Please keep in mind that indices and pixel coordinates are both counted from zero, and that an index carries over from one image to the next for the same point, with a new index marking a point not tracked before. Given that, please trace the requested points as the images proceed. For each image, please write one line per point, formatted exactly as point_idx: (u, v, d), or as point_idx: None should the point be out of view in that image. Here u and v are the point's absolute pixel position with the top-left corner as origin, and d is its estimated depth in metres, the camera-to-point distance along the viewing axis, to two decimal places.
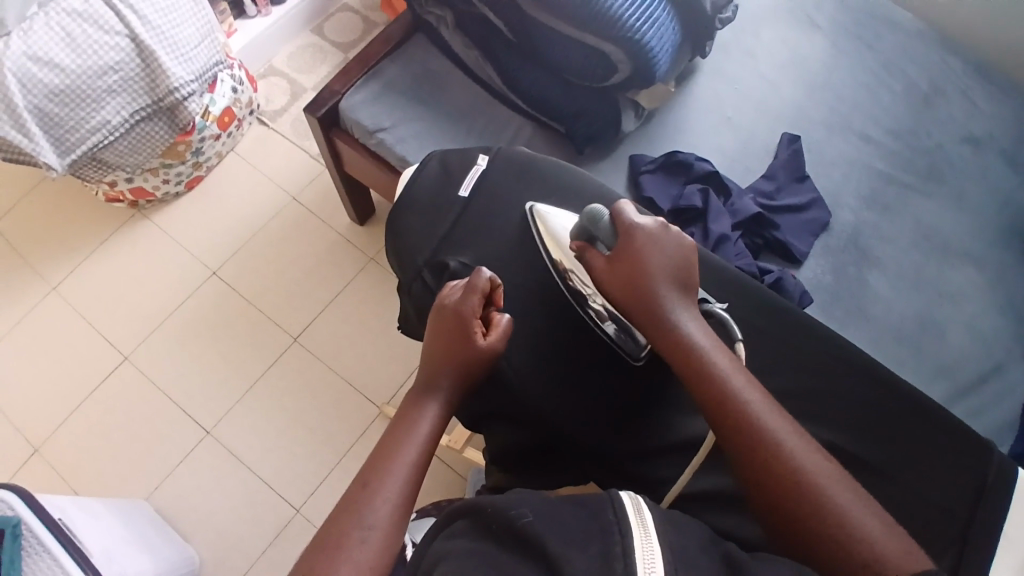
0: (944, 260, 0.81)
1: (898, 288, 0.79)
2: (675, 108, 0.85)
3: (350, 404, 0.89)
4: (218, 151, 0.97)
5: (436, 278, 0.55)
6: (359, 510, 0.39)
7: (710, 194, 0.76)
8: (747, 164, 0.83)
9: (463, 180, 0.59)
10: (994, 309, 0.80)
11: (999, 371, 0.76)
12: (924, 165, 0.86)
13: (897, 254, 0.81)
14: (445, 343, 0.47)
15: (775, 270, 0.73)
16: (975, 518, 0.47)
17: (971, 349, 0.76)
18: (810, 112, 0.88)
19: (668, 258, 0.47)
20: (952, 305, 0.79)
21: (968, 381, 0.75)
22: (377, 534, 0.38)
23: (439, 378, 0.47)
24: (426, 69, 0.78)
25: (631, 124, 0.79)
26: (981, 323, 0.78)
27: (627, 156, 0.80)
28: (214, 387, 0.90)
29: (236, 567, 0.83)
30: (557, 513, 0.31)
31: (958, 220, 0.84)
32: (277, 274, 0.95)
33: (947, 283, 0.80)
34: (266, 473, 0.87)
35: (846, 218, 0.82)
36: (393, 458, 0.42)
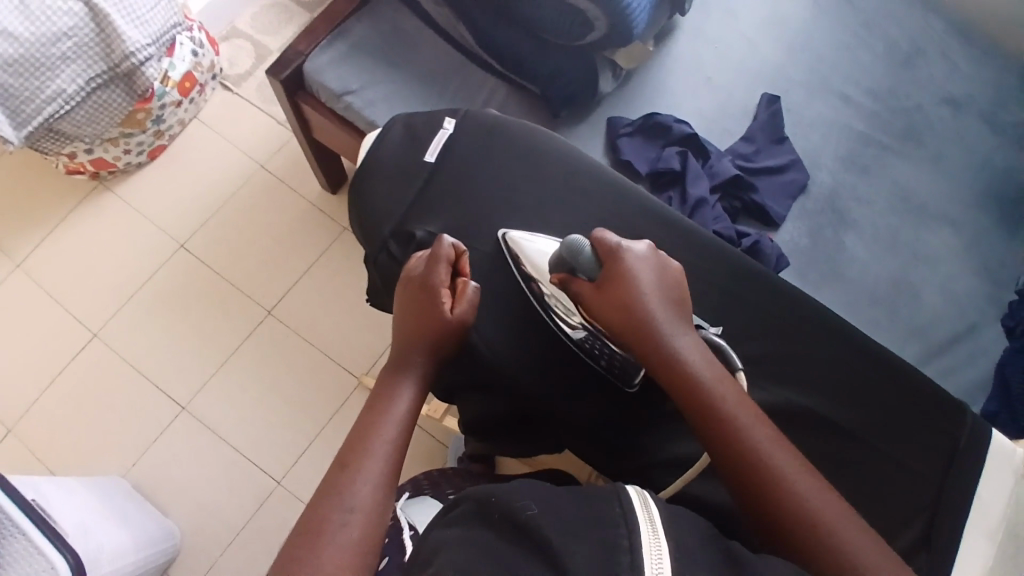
0: (922, 221, 0.81)
1: (873, 249, 0.79)
2: (655, 67, 0.82)
3: (329, 375, 0.89)
4: (180, 118, 0.94)
5: (402, 247, 0.54)
6: (342, 495, 0.38)
7: (688, 157, 0.75)
8: (725, 126, 0.82)
9: (429, 144, 0.57)
10: (969, 271, 0.80)
11: (974, 331, 0.77)
12: (903, 127, 0.86)
13: (874, 216, 0.81)
14: (415, 314, 0.48)
15: (752, 234, 0.73)
16: (949, 478, 0.48)
17: (946, 310, 0.77)
18: (789, 73, 0.86)
19: (662, 280, 0.46)
20: (929, 267, 0.79)
21: (942, 341, 0.76)
22: (359, 517, 0.37)
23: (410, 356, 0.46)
24: (395, 27, 0.75)
25: (607, 85, 0.76)
26: (957, 285, 0.79)
27: (605, 119, 0.78)
28: (189, 361, 0.89)
29: (221, 539, 0.83)
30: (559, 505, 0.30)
31: (936, 182, 0.83)
32: (249, 245, 0.93)
33: (924, 245, 0.80)
34: (246, 446, 0.86)
35: (824, 180, 0.82)
36: (377, 444, 0.41)
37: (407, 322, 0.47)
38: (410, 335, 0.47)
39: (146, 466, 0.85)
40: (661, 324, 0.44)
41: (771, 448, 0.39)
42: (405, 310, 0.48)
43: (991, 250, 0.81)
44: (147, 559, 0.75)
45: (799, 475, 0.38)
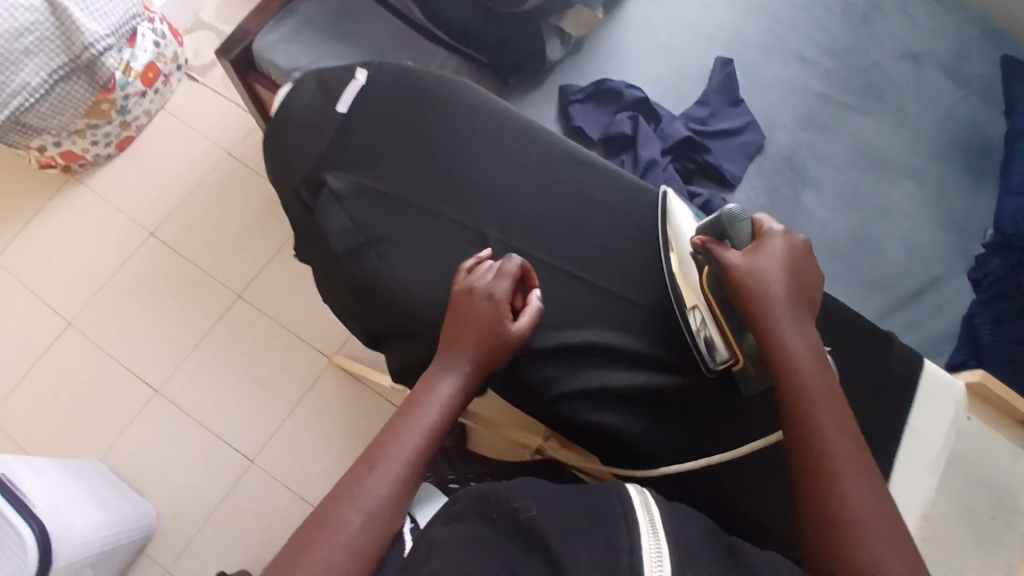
0: (884, 177, 0.81)
1: (832, 205, 0.79)
2: (604, 35, 0.82)
3: (299, 355, 0.90)
4: (146, 109, 0.95)
5: (314, 198, 0.50)
6: (361, 493, 0.38)
7: (640, 120, 0.75)
8: (679, 90, 0.82)
9: (339, 95, 0.52)
10: (932, 225, 0.79)
11: (936, 285, 0.77)
12: (863, 84, 0.85)
13: (833, 174, 0.80)
14: (461, 316, 0.44)
15: (704, 194, 0.75)
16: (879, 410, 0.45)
17: (908, 264, 0.77)
18: (745, 34, 0.85)
19: (800, 274, 0.42)
20: (889, 222, 0.79)
21: (905, 295, 0.76)
22: (375, 520, 0.37)
23: (460, 356, 0.43)
24: (344, 3, 0.76)
25: (556, 52, 0.76)
26: (920, 239, 0.78)
27: (556, 87, 0.78)
28: (162, 346, 0.90)
29: (198, 517, 0.84)
30: (560, 507, 0.32)
31: (898, 138, 0.82)
32: (217, 230, 0.94)
33: (885, 200, 0.80)
34: (219, 427, 0.87)
35: (781, 139, 0.82)
36: (401, 444, 0.40)
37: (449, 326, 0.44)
38: (451, 336, 0.43)
39: (124, 450, 0.87)
40: (779, 313, 0.40)
41: (837, 456, 0.37)
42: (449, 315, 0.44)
43: (955, 202, 0.80)
44: (120, 534, 0.76)
45: (858, 491, 0.36)
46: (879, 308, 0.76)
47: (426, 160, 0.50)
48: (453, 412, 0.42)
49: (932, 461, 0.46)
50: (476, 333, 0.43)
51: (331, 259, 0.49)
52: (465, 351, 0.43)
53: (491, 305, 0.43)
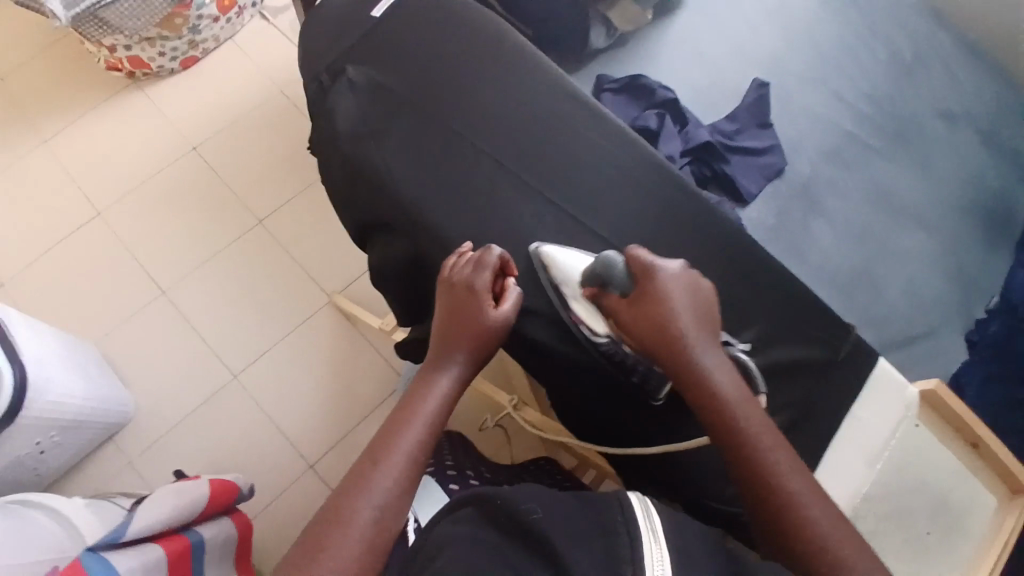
0: (895, 221, 0.81)
1: (840, 239, 0.80)
2: (647, 39, 0.87)
3: (299, 286, 0.92)
4: (215, 35, 1.02)
5: (329, 84, 0.50)
6: (366, 488, 0.37)
7: (666, 118, 0.77)
8: (711, 101, 0.85)
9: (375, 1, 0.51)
10: (935, 277, 0.80)
11: (932, 335, 0.77)
12: (894, 132, 0.85)
13: (847, 209, 0.81)
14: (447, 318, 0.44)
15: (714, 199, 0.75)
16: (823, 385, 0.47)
17: (906, 309, 0.78)
18: (787, 65, 0.88)
19: (696, 305, 0.42)
20: (895, 265, 0.79)
21: (898, 337, 0.77)
22: (384, 515, 0.37)
23: (452, 351, 0.43)
24: None
25: (599, 41, 0.83)
26: (923, 289, 0.79)
27: (593, 75, 0.84)
28: (176, 251, 0.94)
29: (174, 416, 0.87)
30: (565, 513, 0.34)
31: (920, 189, 0.83)
32: (252, 155, 0.98)
33: (895, 244, 0.80)
34: (209, 337, 0.90)
35: (802, 167, 0.83)
36: (403, 439, 0.39)
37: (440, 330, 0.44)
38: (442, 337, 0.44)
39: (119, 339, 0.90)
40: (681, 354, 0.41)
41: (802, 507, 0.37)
42: (441, 311, 0.44)
43: (963, 259, 0.80)
44: (93, 410, 0.80)
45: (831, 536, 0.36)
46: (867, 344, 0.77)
47: (440, 67, 0.50)
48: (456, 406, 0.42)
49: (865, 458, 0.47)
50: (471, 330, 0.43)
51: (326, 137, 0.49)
52: (461, 346, 0.43)
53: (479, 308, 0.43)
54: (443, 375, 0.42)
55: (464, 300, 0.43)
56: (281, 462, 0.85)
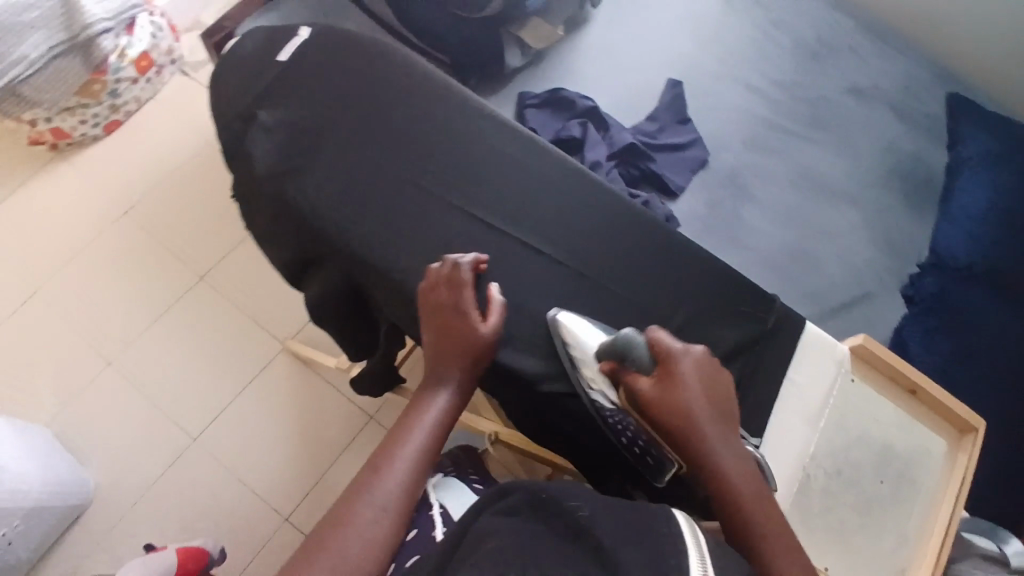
0: (819, 198, 0.85)
1: (770, 220, 0.83)
2: (562, 53, 0.90)
3: (253, 338, 0.91)
4: (136, 96, 1.01)
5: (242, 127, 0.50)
6: (368, 490, 0.39)
7: (589, 127, 0.80)
8: (632, 105, 0.88)
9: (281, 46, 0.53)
10: (866, 244, 0.83)
11: (869, 298, 0.81)
12: (808, 114, 0.90)
13: (773, 192, 0.85)
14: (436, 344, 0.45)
15: (643, 196, 0.78)
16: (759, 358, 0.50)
17: (840, 278, 0.81)
18: (699, 63, 0.91)
19: (711, 386, 0.41)
20: (825, 239, 0.83)
21: (837, 306, 0.80)
22: (387, 515, 0.39)
23: (444, 373, 0.44)
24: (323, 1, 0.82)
25: (515, 60, 0.85)
26: (854, 258, 0.82)
27: (515, 93, 0.86)
28: (122, 318, 0.92)
29: (137, 487, 0.85)
30: (614, 511, 0.31)
31: (840, 164, 0.87)
32: (189, 212, 0.97)
33: (823, 219, 0.84)
34: (166, 401, 0.88)
35: (726, 158, 0.86)
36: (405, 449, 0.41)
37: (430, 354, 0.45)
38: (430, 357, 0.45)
39: (71, 418, 0.88)
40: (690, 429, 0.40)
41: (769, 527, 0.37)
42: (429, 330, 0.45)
43: (888, 225, 0.84)
44: (50, 498, 0.77)
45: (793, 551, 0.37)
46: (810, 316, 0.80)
47: (356, 102, 0.51)
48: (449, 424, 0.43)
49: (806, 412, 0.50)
50: (459, 347, 0.44)
51: (248, 181, 0.50)
52: (447, 364, 0.44)
53: (470, 333, 0.45)
54: (435, 396, 0.44)
55: (453, 327, 0.44)
56: (255, 521, 0.83)
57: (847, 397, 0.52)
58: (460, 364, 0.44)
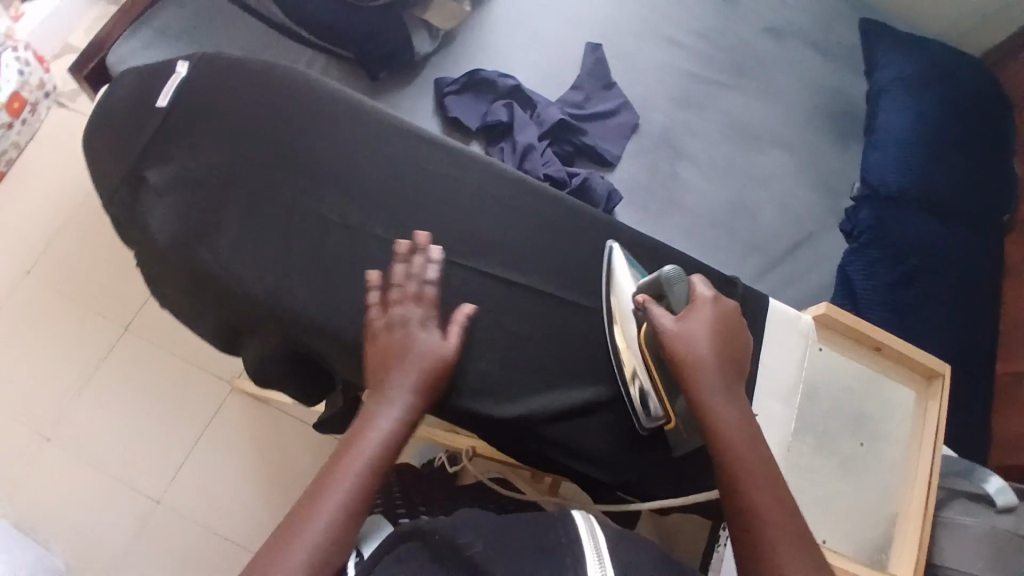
0: (754, 146, 0.85)
1: (708, 176, 0.82)
2: (475, 28, 0.84)
3: (199, 383, 0.86)
4: (14, 141, 0.91)
5: (131, 193, 0.48)
6: (316, 502, 0.36)
7: (514, 107, 0.76)
8: (555, 77, 0.84)
9: (158, 90, 0.50)
10: (803, 185, 0.84)
11: (812, 240, 0.81)
12: (730, 61, 0.88)
13: (706, 146, 0.84)
14: (399, 342, 0.43)
15: (582, 173, 0.75)
16: None
17: (783, 224, 0.81)
18: (617, 22, 0.88)
19: (726, 337, 0.43)
20: (764, 187, 0.83)
21: (784, 253, 0.80)
22: (338, 518, 0.35)
23: (390, 381, 0.42)
24: (203, 12, 0.74)
25: (424, 46, 0.79)
26: (794, 201, 0.83)
27: (432, 81, 0.80)
28: (51, 386, 0.85)
29: (108, 559, 0.80)
30: (506, 537, 0.33)
31: (767, 110, 0.87)
32: (101, 260, 0.90)
33: (759, 167, 0.84)
34: (118, 466, 0.83)
35: (656, 118, 0.84)
36: (354, 456, 0.38)
37: (380, 353, 0.43)
38: (386, 363, 0.42)
39: (18, 504, 0.81)
40: (700, 369, 0.41)
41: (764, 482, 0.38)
42: (379, 341, 0.43)
43: (821, 162, 0.85)
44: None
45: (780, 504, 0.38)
46: (759, 267, 0.79)
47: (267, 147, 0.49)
48: (398, 444, 0.40)
49: (784, 390, 0.52)
50: (422, 359, 0.43)
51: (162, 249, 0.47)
52: (407, 376, 0.42)
53: (425, 335, 0.44)
54: (382, 403, 0.41)
55: (416, 324, 0.44)
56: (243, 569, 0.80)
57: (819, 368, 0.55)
58: (421, 380, 0.42)
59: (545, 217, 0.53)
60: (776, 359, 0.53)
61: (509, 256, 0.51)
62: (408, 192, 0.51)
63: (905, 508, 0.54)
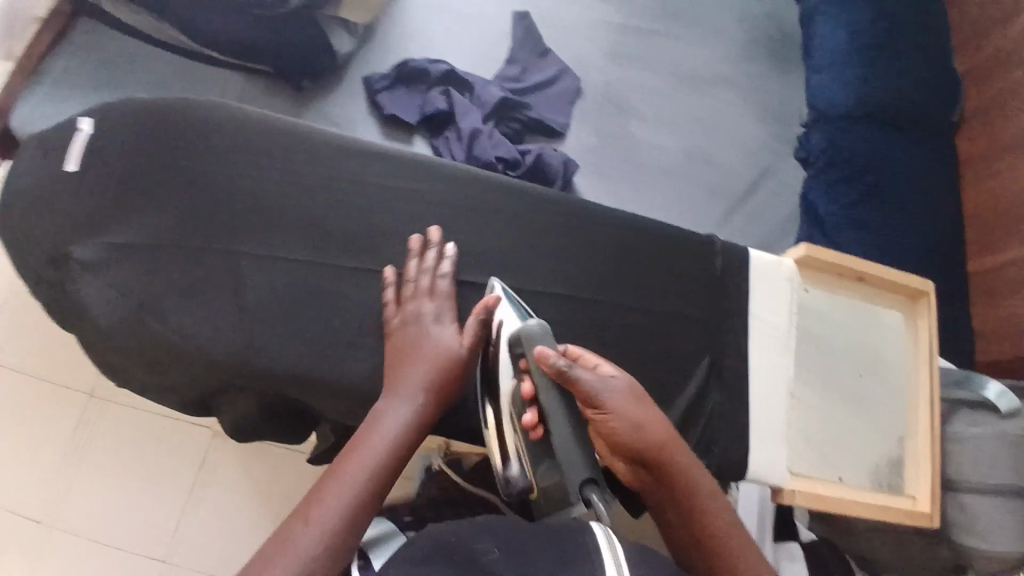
0: (699, 89, 0.84)
1: (659, 127, 0.81)
2: (394, 17, 0.80)
3: (180, 437, 0.82)
4: None
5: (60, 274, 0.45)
6: (320, 504, 0.37)
7: (452, 93, 0.73)
8: (486, 53, 0.81)
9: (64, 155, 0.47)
10: (751, 121, 0.83)
11: (769, 173, 0.82)
12: (660, 8, 0.87)
13: (651, 97, 0.82)
14: (415, 343, 0.46)
15: (534, 149, 0.72)
16: (719, 300, 0.56)
17: (740, 162, 0.81)
18: None
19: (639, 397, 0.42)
20: (715, 129, 0.82)
21: (745, 192, 0.80)
22: (343, 521, 0.37)
23: (404, 386, 0.44)
24: (103, 55, 0.69)
25: (345, 46, 0.74)
26: (745, 138, 0.83)
27: (359, 79, 0.75)
28: (19, 474, 0.79)
29: None
30: (522, 551, 0.31)
31: (705, 52, 0.86)
32: (48, 330, 0.84)
33: (705, 110, 0.83)
34: (110, 540, 0.78)
35: (596, 78, 0.82)
36: (360, 459, 0.40)
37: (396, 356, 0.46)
38: (399, 364, 0.45)
39: None
40: (641, 442, 0.41)
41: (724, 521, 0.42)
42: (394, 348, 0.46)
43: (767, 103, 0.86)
44: None
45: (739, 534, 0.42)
46: (723, 210, 0.79)
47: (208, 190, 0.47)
48: (406, 444, 0.42)
49: (780, 338, 0.57)
50: (435, 358, 0.45)
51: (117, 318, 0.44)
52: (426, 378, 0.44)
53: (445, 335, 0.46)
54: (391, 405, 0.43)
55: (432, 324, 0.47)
56: None
57: (807, 308, 0.58)
58: (428, 376, 0.44)
59: (503, 209, 0.53)
60: (764, 307, 0.57)
61: (479, 258, 0.52)
62: (363, 216, 0.50)
63: (911, 427, 0.59)
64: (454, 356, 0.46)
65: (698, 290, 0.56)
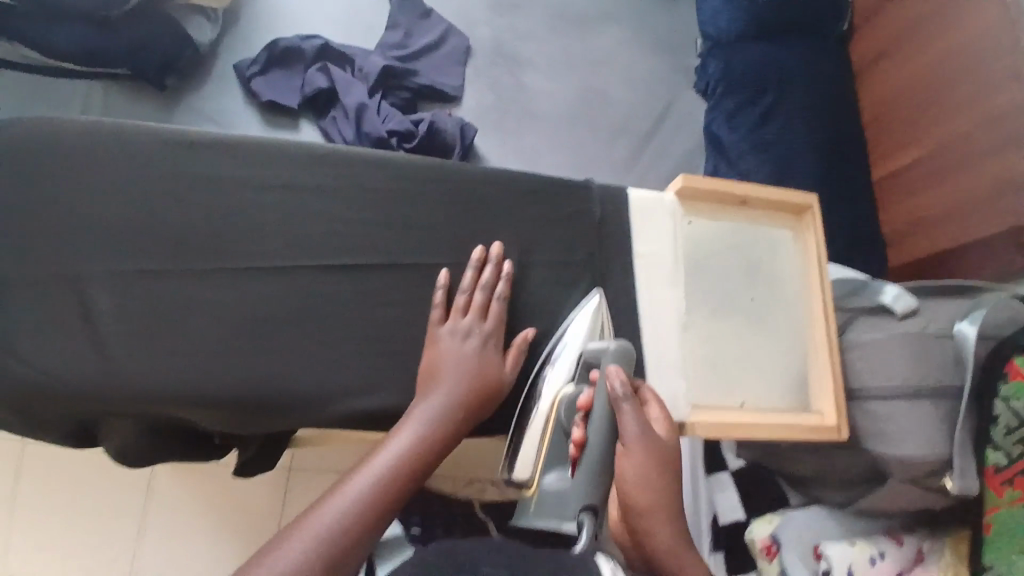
0: (586, 24, 1.37)
1: (550, 72, 1.33)
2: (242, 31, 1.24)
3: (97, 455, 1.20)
4: None
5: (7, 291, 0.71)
6: (335, 497, 0.61)
7: (333, 72, 1.19)
8: (372, 18, 1.30)
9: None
10: (628, 55, 1.37)
11: (670, 109, 1.35)
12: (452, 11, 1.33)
13: (540, 50, 1.34)
14: (455, 358, 0.75)
15: (429, 120, 1.17)
16: (609, 228, 0.87)
17: (627, 96, 1.34)
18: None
19: (665, 470, 0.73)
20: (589, 73, 1.34)
21: (645, 131, 1.32)
22: (339, 534, 0.58)
23: (457, 400, 0.72)
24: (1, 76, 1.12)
25: (204, 32, 1.18)
26: (614, 73, 1.35)
27: (234, 67, 1.20)
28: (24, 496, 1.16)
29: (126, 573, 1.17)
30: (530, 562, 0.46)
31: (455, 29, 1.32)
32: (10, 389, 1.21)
33: (592, 46, 1.36)
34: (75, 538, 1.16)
35: (485, 31, 1.32)
36: (388, 450, 0.67)
37: (432, 361, 0.75)
38: (438, 374, 0.74)
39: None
40: (646, 498, 0.72)
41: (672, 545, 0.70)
42: (468, 372, 0.74)
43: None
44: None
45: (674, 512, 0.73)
46: (622, 141, 1.30)
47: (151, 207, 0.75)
48: (428, 446, 0.69)
49: (663, 270, 0.87)
50: (466, 373, 0.74)
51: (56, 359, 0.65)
52: (456, 390, 0.73)
53: (474, 349, 0.76)
54: (422, 408, 0.71)
55: (472, 343, 0.76)
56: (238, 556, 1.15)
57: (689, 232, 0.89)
58: (462, 381, 0.73)
59: (354, 176, 0.81)
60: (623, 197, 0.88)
61: (345, 219, 0.80)
62: (228, 202, 0.77)
63: (811, 320, 0.89)
64: (493, 368, 0.76)
65: (558, 222, 0.85)
